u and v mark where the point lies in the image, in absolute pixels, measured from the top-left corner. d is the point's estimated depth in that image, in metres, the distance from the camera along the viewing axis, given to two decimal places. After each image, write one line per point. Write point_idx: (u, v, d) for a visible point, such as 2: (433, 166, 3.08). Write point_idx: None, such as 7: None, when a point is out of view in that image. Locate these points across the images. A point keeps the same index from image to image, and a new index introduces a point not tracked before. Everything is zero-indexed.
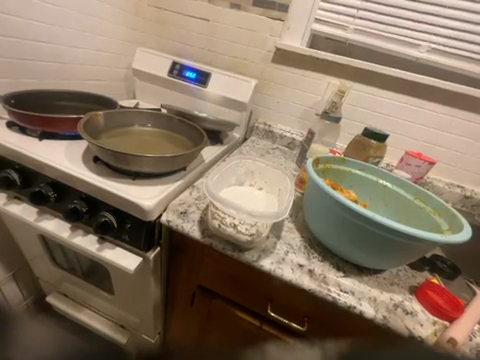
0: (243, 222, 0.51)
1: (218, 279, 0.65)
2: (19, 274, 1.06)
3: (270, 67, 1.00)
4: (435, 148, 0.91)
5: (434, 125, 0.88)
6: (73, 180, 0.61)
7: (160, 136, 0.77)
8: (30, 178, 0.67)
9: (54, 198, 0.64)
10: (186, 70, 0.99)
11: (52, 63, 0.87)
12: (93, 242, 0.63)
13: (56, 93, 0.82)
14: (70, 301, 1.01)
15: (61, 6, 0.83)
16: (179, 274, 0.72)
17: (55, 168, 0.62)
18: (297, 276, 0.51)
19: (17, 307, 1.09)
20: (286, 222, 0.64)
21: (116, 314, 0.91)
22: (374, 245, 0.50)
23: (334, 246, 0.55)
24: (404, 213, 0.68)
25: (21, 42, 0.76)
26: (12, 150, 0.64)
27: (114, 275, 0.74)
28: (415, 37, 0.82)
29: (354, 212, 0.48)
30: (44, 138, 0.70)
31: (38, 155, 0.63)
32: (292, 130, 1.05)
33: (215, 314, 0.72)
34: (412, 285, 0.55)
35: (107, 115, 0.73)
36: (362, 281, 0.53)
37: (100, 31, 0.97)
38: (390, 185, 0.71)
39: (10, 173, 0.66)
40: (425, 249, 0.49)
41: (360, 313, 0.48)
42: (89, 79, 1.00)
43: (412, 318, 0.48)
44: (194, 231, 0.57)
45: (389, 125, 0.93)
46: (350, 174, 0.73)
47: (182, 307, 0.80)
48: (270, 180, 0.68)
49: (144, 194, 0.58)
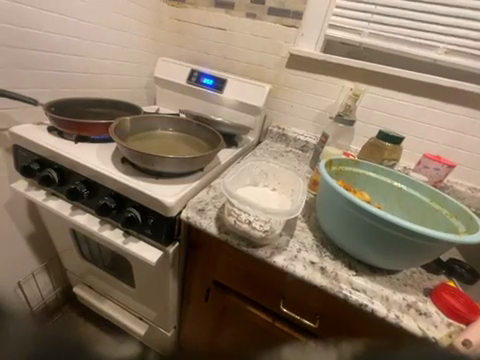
0: (257, 219, 0.54)
1: (231, 274, 0.68)
2: (51, 265, 1.16)
3: (284, 72, 1.03)
4: (456, 151, 0.88)
5: (454, 127, 0.86)
6: (103, 178, 0.68)
7: (180, 140, 0.83)
8: (66, 177, 0.75)
9: (87, 194, 0.71)
10: (204, 77, 1.04)
11: (84, 73, 0.96)
12: (120, 236, 0.69)
13: (89, 101, 0.91)
14: (93, 292, 1.08)
15: (95, 23, 0.93)
16: (196, 269, 0.76)
17: (88, 168, 0.69)
18: (309, 273, 0.53)
19: (48, 295, 1.19)
20: (299, 222, 0.66)
21: (135, 307, 0.96)
22: (388, 246, 0.50)
23: (347, 247, 0.56)
24: (419, 214, 0.68)
25: (60, 56, 0.87)
26: (52, 151, 0.72)
27: (135, 268, 0.80)
28: (433, 39, 0.82)
29: (368, 212, 0.49)
30: (79, 141, 0.78)
31: (73, 156, 0.71)
32: (306, 133, 1.07)
33: (228, 310, 0.75)
34: (427, 287, 0.55)
35: (133, 120, 0.80)
36: (374, 281, 0.54)
37: (125, 43, 1.06)
38: (404, 187, 0.71)
39: (50, 172, 0.73)
40: (441, 250, 0.49)
41: (372, 311, 0.49)
42: (115, 88, 1.10)
43: (426, 319, 0.48)
44: (211, 227, 0.61)
45: (405, 127, 0.92)
46: (364, 176, 0.74)
47: (198, 302, 0.83)
48: (283, 181, 0.71)
49: (167, 191, 0.64)
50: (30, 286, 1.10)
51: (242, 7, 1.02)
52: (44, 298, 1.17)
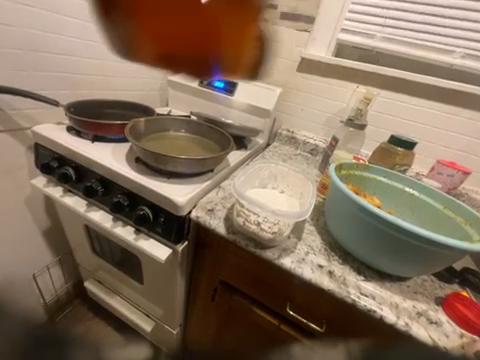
0: (266, 221, 0.55)
1: (238, 275, 0.69)
2: (64, 260, 1.21)
3: (294, 76, 1.04)
4: (472, 158, 0.86)
5: (471, 133, 0.84)
6: (118, 177, 0.70)
7: (191, 141, 0.85)
8: (83, 175, 0.78)
9: (102, 192, 0.74)
10: (215, 80, 1.07)
11: (101, 76, 1.00)
12: (131, 233, 0.72)
13: (105, 102, 0.94)
14: (102, 287, 1.11)
15: None
16: (203, 268, 0.77)
17: (104, 166, 0.72)
18: (317, 276, 0.53)
19: (60, 289, 1.23)
20: (307, 225, 0.66)
21: (143, 303, 0.98)
22: (399, 252, 0.50)
23: (356, 252, 0.56)
24: (432, 220, 0.67)
25: (79, 60, 0.91)
26: (70, 150, 0.76)
27: (145, 265, 0.82)
28: (449, 44, 0.80)
29: (378, 217, 0.49)
30: (95, 141, 0.82)
31: (90, 155, 0.75)
32: (315, 136, 1.07)
33: (234, 310, 0.75)
34: (439, 296, 0.54)
35: (147, 122, 0.82)
36: (383, 287, 0.53)
37: None
38: (416, 193, 0.70)
39: (68, 170, 0.77)
40: (454, 258, 0.48)
41: (381, 317, 0.49)
42: (130, 90, 1.14)
43: (437, 328, 0.47)
44: (220, 227, 0.62)
45: (419, 132, 0.91)
46: (374, 181, 0.73)
47: (204, 301, 0.84)
48: (292, 183, 0.71)
49: (178, 191, 0.65)
50: (43, 279, 1.14)
51: None
52: (57, 291, 1.22)
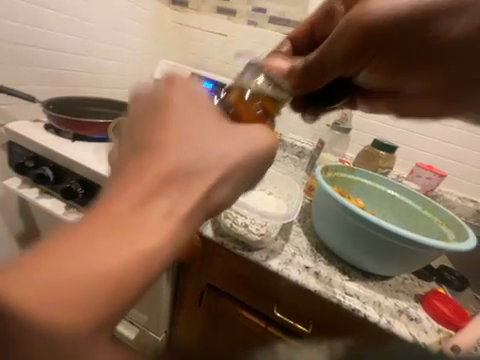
0: (254, 222, 0.55)
1: (226, 278, 0.68)
2: None
3: None
4: (446, 161, 0.91)
5: (446, 138, 0.90)
6: (101, 178, 0.68)
7: None
8: (62, 175, 0.73)
9: (82, 193, 0.71)
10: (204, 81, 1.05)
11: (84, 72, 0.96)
12: None
13: (87, 99, 0.90)
14: None
15: (99, 24, 0.94)
16: (190, 272, 0.76)
17: (86, 167, 0.69)
18: (304, 277, 0.54)
19: None
20: (294, 226, 0.66)
21: (126, 309, 0.93)
22: (381, 253, 0.52)
23: (341, 252, 0.57)
24: (411, 221, 0.70)
25: (61, 54, 0.87)
26: (48, 149, 0.72)
27: None
28: None
29: (361, 219, 0.51)
30: (76, 140, 0.78)
31: (71, 154, 0.71)
32: (302, 139, 1.09)
33: (222, 314, 0.74)
34: (418, 293, 0.56)
35: None
36: (367, 286, 0.55)
37: (127, 44, 1.07)
38: (398, 195, 0.73)
39: (45, 170, 0.72)
40: (432, 257, 0.51)
41: (365, 316, 0.50)
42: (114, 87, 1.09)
43: (417, 324, 0.50)
44: (207, 230, 0.61)
45: (400, 137, 0.95)
46: (359, 183, 0.75)
47: (190, 305, 0.82)
48: (280, 185, 0.71)
49: None
50: None
51: (243, 14, 1.05)
52: None
